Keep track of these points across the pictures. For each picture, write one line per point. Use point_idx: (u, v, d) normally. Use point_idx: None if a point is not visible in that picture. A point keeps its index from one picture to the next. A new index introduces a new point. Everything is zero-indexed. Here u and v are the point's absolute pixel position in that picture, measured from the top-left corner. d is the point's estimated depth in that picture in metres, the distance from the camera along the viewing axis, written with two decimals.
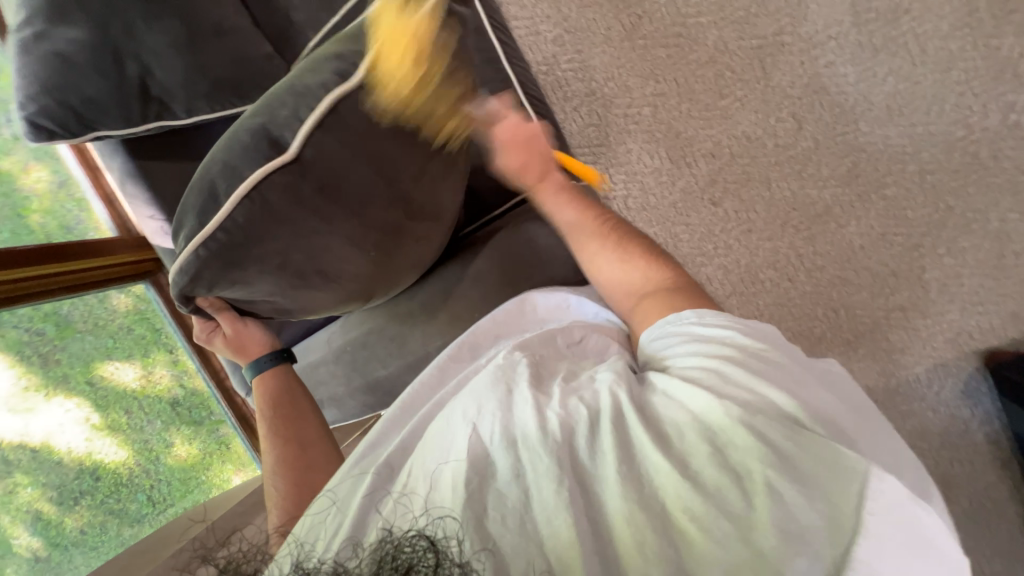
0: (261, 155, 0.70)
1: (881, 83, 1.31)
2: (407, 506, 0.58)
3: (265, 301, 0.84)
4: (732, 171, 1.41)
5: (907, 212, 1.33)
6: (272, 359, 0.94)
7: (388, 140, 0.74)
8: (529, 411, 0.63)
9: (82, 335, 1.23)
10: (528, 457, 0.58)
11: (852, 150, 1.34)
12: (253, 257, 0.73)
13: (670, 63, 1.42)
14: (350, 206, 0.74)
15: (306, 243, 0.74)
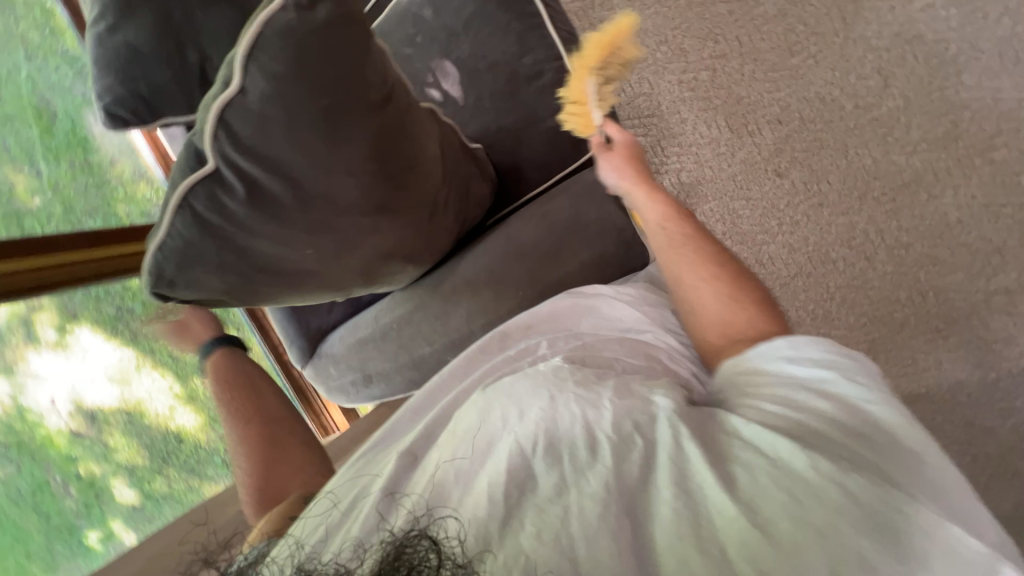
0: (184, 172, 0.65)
1: (991, 27, 1.14)
2: (418, 504, 0.57)
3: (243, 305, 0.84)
4: (802, 137, 1.27)
5: (1018, 178, 1.15)
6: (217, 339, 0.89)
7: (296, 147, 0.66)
8: (543, 410, 0.62)
9: None
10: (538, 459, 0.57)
11: (950, 108, 1.17)
12: (197, 270, 0.70)
13: (732, 20, 1.30)
14: (283, 212, 0.69)
15: (251, 252, 0.71)
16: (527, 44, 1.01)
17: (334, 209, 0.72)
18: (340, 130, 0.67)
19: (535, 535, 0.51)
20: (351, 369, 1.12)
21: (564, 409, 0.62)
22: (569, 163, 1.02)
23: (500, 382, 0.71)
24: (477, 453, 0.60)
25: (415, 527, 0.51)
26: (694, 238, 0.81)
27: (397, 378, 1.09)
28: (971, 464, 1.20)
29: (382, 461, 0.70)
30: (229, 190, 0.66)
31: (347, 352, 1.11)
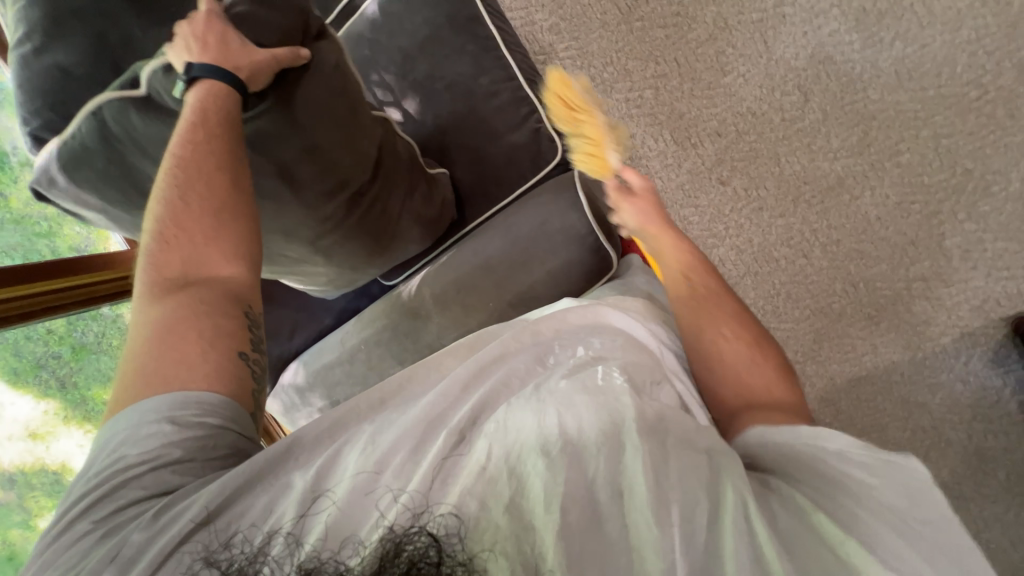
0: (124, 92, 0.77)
1: (888, 48, 1.28)
2: (416, 493, 0.55)
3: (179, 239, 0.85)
4: (739, 148, 1.39)
5: (924, 178, 1.29)
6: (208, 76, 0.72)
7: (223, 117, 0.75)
8: (560, 402, 0.62)
9: (97, 355, 1.26)
10: (552, 444, 0.57)
11: (861, 119, 1.31)
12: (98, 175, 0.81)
13: (669, 43, 1.40)
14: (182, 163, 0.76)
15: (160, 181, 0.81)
16: (483, 64, 1.04)
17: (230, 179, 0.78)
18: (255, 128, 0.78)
19: (534, 530, 0.51)
20: (319, 397, 1.07)
21: (574, 399, 0.63)
22: (531, 179, 1.04)
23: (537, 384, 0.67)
24: (495, 438, 0.59)
25: (416, 525, 0.51)
26: (718, 300, 0.81)
27: None
28: (911, 437, 1.31)
29: (367, 436, 0.64)
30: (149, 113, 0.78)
31: (315, 380, 1.07)
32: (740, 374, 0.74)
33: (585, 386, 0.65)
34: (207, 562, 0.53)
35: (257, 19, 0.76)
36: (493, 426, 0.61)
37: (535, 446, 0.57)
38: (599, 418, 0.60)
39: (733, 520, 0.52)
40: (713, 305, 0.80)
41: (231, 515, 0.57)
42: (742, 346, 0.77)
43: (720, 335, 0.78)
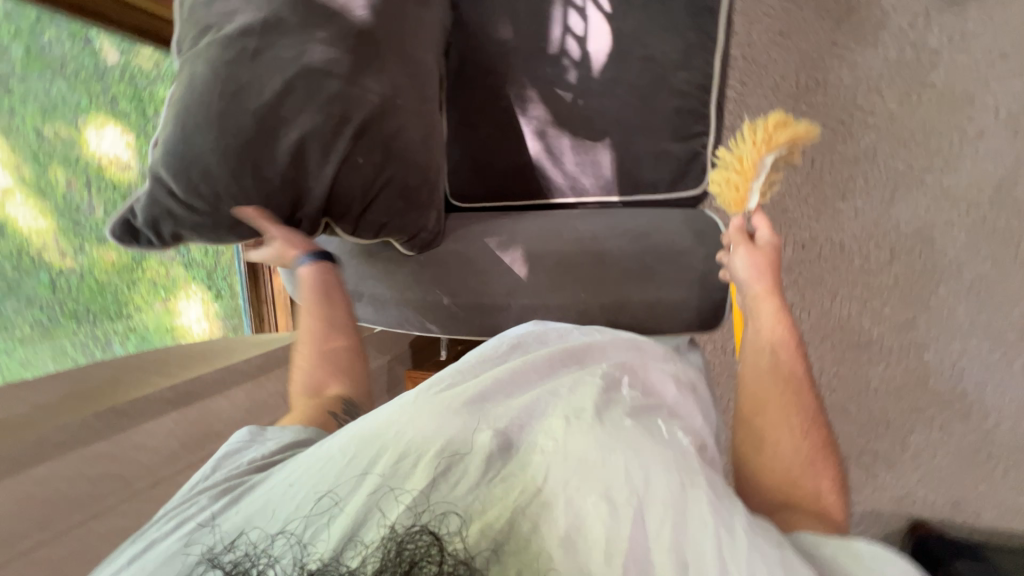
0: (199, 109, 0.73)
1: (978, 262, 1.33)
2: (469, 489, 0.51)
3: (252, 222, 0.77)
4: (811, 269, 1.43)
5: (928, 379, 1.41)
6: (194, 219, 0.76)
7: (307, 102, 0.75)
8: (623, 448, 0.54)
9: (53, 78, 1.06)
10: (617, 493, 0.50)
11: (918, 305, 1.38)
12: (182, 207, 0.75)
13: (819, 143, 1.38)
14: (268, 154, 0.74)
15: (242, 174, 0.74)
16: (691, 59, 0.94)
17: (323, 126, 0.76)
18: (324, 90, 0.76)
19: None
20: (341, 276, 0.96)
21: (635, 449, 0.54)
22: (659, 193, 1.00)
23: (564, 403, 0.60)
24: (554, 464, 0.53)
25: (416, 524, 0.48)
26: (793, 391, 0.71)
27: (390, 311, 0.95)
28: None
29: (402, 414, 0.57)
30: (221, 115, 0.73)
31: (347, 258, 0.96)
32: (789, 464, 0.68)
33: (648, 433, 0.57)
34: (212, 565, 0.49)
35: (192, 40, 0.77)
36: (550, 443, 0.54)
37: (591, 490, 0.51)
38: (670, 480, 0.52)
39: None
40: (783, 395, 0.71)
41: (252, 512, 0.54)
42: (801, 441, 0.69)
43: (784, 433, 0.70)
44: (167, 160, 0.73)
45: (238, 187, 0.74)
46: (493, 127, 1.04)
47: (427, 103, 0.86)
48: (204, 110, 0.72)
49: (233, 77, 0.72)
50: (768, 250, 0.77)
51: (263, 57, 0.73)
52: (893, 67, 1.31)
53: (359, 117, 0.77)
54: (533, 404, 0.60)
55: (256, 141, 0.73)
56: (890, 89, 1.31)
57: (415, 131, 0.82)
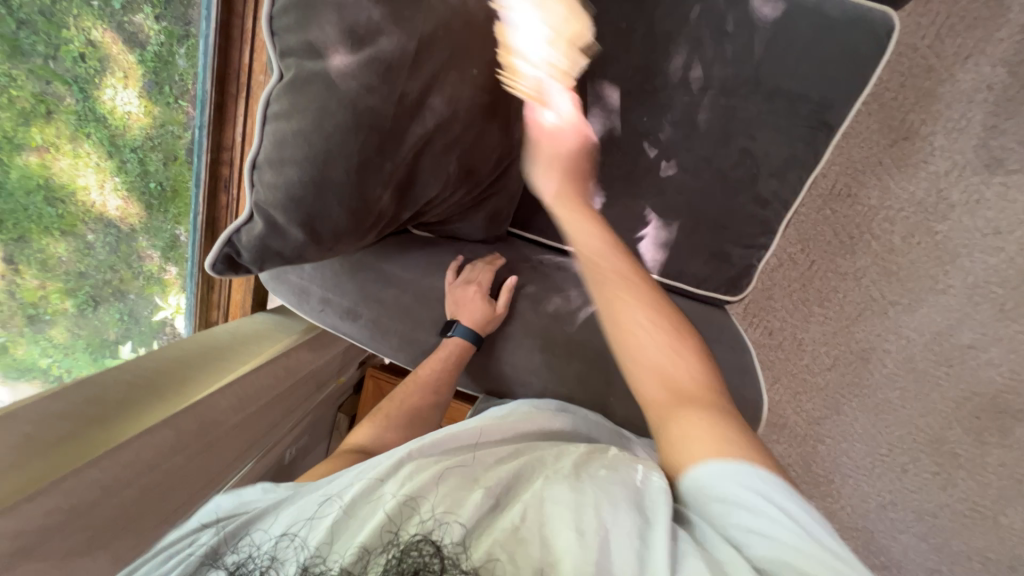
0: (303, 109, 0.55)
1: (890, 388, 1.53)
2: (466, 526, 0.46)
3: (341, 240, 0.64)
4: (768, 354, 1.55)
5: (812, 464, 1.63)
6: (269, 254, 0.62)
7: (445, 115, 0.62)
8: (613, 490, 0.51)
9: None
10: (615, 533, 0.46)
11: (833, 408, 1.57)
12: (287, 245, 0.61)
13: (825, 248, 1.44)
14: (392, 178, 0.63)
15: (349, 195, 0.60)
16: (787, 171, 0.86)
17: (461, 145, 0.66)
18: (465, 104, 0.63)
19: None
20: (341, 289, 0.81)
21: (620, 489, 0.52)
22: (699, 289, 0.95)
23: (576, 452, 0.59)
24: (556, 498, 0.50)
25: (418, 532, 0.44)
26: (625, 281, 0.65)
27: (390, 341, 0.84)
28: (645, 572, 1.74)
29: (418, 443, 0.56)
30: (323, 115, 0.55)
31: (354, 273, 0.80)
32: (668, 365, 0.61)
33: (624, 473, 0.55)
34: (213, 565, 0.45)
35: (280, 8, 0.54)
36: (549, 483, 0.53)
37: (572, 521, 0.47)
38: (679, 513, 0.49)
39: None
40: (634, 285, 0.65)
41: (261, 528, 0.49)
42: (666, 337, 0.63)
43: (635, 328, 0.63)
44: (270, 186, 0.58)
45: (347, 209, 0.61)
46: None
47: None
48: (345, 182, 0.58)
49: (380, 114, 0.57)
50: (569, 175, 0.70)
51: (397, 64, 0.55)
52: (914, 204, 1.37)
53: (488, 127, 0.68)
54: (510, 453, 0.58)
55: (379, 151, 0.59)
56: (901, 224, 1.39)
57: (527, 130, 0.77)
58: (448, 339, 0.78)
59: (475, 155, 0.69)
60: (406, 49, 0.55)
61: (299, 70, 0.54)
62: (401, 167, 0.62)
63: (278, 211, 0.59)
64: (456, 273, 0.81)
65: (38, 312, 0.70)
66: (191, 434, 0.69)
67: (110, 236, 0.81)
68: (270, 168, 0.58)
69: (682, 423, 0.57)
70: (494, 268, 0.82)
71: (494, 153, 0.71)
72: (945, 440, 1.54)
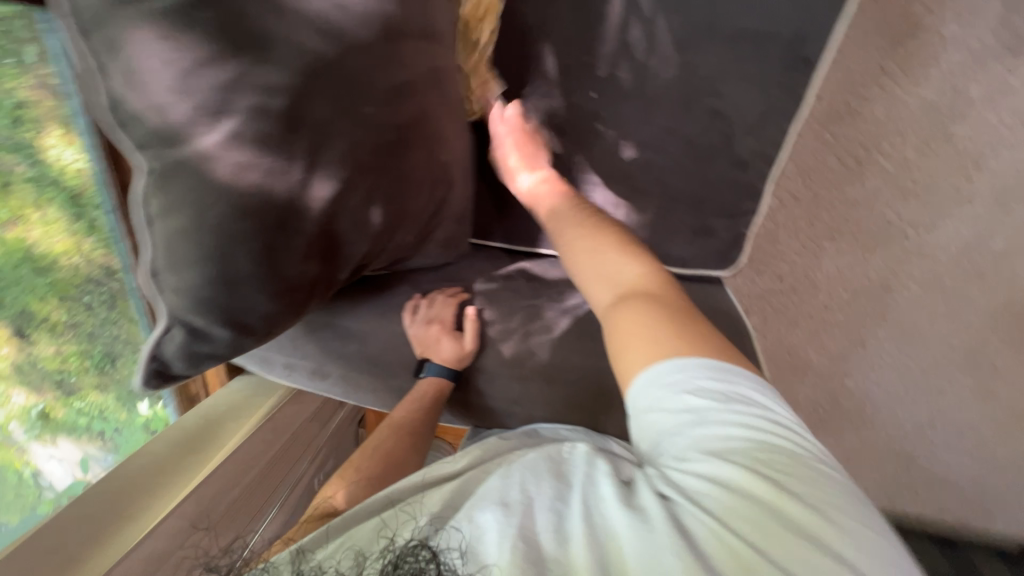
0: (182, 206, 0.46)
1: (918, 312, 1.43)
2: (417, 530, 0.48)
3: (276, 322, 0.58)
4: (781, 299, 1.45)
5: (843, 400, 1.55)
6: (200, 358, 0.56)
7: (355, 165, 0.52)
8: (529, 464, 0.53)
9: None
10: (536, 497, 0.49)
11: (858, 342, 1.48)
12: (217, 346, 0.55)
13: (829, 178, 1.30)
14: (313, 248, 0.55)
15: (266, 281, 0.52)
16: (766, 125, 0.75)
17: (386, 188, 0.57)
18: (375, 146, 0.53)
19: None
20: (301, 352, 0.76)
21: (534, 459, 0.54)
22: (686, 269, 0.86)
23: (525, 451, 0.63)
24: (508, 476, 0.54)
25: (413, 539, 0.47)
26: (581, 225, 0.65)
27: (364, 394, 0.79)
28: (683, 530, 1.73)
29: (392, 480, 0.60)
30: (208, 207, 0.46)
31: (308, 334, 0.75)
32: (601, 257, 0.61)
33: (542, 449, 0.56)
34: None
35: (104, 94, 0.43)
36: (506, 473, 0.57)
37: (494, 495, 0.50)
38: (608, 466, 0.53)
39: (777, 469, 0.45)
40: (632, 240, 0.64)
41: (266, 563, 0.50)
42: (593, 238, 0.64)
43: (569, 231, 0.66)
44: (177, 293, 0.51)
45: (271, 293, 0.54)
46: None
47: (461, 121, 0.66)
48: (255, 269, 0.51)
49: (274, 189, 0.48)
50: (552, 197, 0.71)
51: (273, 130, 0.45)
52: (924, 110, 1.22)
53: (411, 160, 0.58)
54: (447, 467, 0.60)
55: (287, 226, 0.50)
56: (913, 135, 1.24)
57: (460, 145, 0.67)
58: (421, 381, 0.73)
59: (405, 195, 0.60)
60: (280, 111, 0.45)
61: (162, 163, 0.45)
62: (318, 235, 0.54)
63: (194, 315, 0.52)
64: (415, 314, 0.74)
65: (65, 376, 0.74)
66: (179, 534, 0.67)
67: (105, 291, 0.79)
68: (169, 274, 0.50)
69: (621, 324, 0.55)
70: (455, 301, 0.75)
71: (426, 184, 0.62)
72: (982, 354, 1.45)
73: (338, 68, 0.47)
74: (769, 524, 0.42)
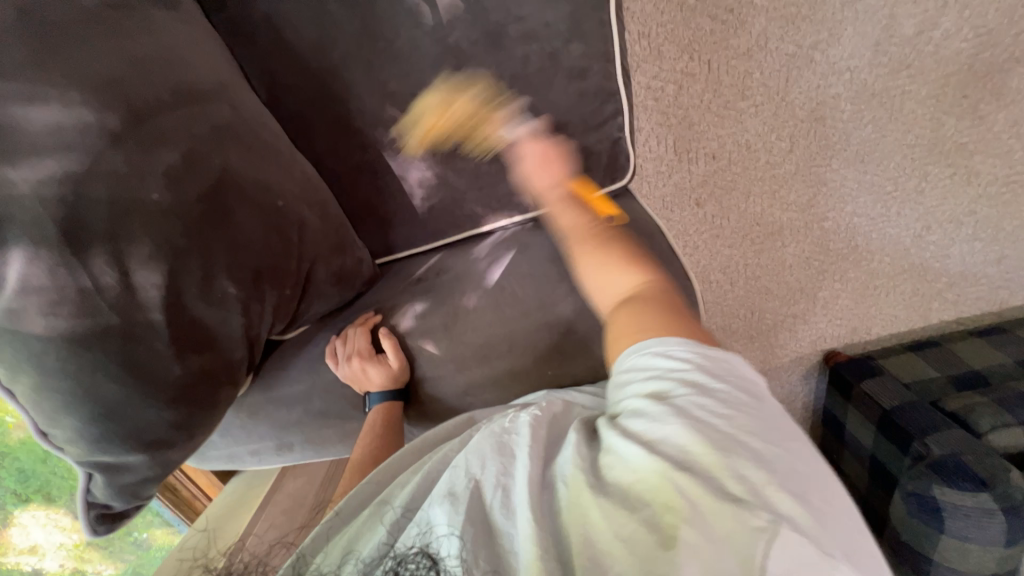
0: (20, 363, 0.46)
1: (862, 128, 1.35)
2: (376, 552, 0.44)
3: (189, 425, 0.58)
4: (724, 177, 1.36)
5: (829, 243, 1.41)
6: (136, 486, 0.57)
7: (173, 252, 0.51)
8: (480, 444, 0.49)
9: None
10: (482, 476, 0.45)
11: (817, 182, 1.38)
12: (143, 470, 0.56)
13: (711, 40, 1.27)
14: (181, 345, 0.54)
15: (148, 394, 0.53)
16: (580, 23, 0.71)
17: (225, 259, 0.56)
18: (185, 225, 0.52)
19: (510, 557, 0.40)
20: (256, 436, 0.77)
21: (480, 439, 0.49)
22: None
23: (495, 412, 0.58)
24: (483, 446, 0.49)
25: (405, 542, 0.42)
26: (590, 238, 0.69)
27: (333, 446, 0.80)
28: None
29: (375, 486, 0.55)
30: (43, 355, 0.46)
31: (251, 417, 0.75)
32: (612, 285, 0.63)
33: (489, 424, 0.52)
34: None
35: None
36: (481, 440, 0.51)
37: (443, 485, 0.46)
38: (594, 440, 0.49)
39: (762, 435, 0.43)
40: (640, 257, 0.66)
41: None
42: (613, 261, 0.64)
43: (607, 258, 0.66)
44: (74, 443, 0.52)
45: (161, 401, 0.54)
46: (364, 177, 0.80)
47: (282, 159, 0.64)
48: (127, 389, 0.51)
49: (95, 312, 0.47)
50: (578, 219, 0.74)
51: (60, 255, 0.45)
52: None
53: (237, 221, 0.57)
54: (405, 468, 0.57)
55: (135, 338, 0.50)
56: None
57: (295, 181, 0.65)
58: (369, 413, 0.72)
59: (251, 256, 0.59)
60: (58, 236, 0.45)
61: None
62: (175, 332, 0.53)
63: (101, 454, 0.53)
64: (337, 356, 0.74)
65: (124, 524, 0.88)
66: None
67: None
68: (55, 429, 0.51)
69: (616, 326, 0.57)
70: (368, 327, 0.75)
71: (271, 237, 0.61)
72: (943, 138, 1.36)
73: (102, 172, 0.47)
74: (727, 471, 0.41)
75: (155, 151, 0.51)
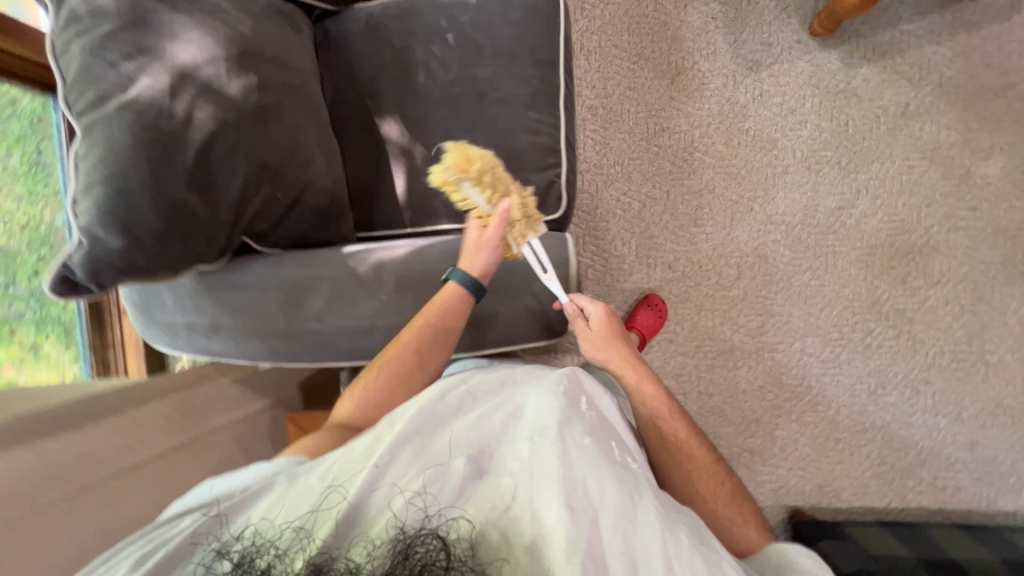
0: (95, 143, 0.73)
1: (802, 272, 1.56)
2: (419, 515, 0.59)
3: (164, 243, 0.76)
4: (680, 286, 1.60)
5: (781, 375, 1.55)
6: (102, 270, 0.73)
7: (220, 125, 0.80)
8: (591, 464, 0.64)
9: None
10: (596, 512, 0.60)
11: (765, 311, 1.57)
12: (114, 259, 0.73)
13: (670, 176, 1.61)
14: (192, 181, 0.78)
15: (154, 198, 0.74)
16: (538, 101, 1.07)
17: (248, 146, 0.84)
18: (237, 115, 0.82)
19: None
20: (199, 310, 0.91)
21: (600, 470, 0.63)
22: None
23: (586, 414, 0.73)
24: (588, 474, 0.63)
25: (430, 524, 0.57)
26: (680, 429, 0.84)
27: (254, 343, 0.92)
28: None
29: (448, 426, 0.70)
30: (112, 141, 0.72)
31: (203, 292, 0.91)
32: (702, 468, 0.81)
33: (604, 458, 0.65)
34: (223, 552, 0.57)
35: (64, 89, 0.75)
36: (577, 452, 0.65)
37: (563, 499, 0.60)
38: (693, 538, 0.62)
39: None
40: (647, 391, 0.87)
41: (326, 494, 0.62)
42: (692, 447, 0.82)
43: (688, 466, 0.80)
44: (89, 213, 0.73)
45: (158, 209, 0.75)
46: (370, 166, 1.10)
47: (315, 118, 0.96)
48: (143, 185, 0.74)
49: (155, 128, 0.74)
50: (600, 329, 0.92)
51: (155, 92, 0.75)
52: (717, 116, 1.60)
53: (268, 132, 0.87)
54: (485, 414, 0.71)
55: (168, 157, 0.75)
56: (717, 134, 1.60)
57: (318, 135, 0.96)
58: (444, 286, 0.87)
59: (264, 153, 0.86)
60: (161, 83, 0.75)
61: (88, 123, 0.73)
62: (194, 169, 0.78)
63: (99, 229, 0.72)
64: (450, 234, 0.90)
65: None
66: (59, 463, 0.78)
67: None
68: (84, 199, 0.73)
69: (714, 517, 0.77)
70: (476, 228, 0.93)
71: (286, 153, 0.89)
72: (880, 299, 1.53)
73: (203, 67, 0.80)
74: None
75: (242, 74, 0.84)
